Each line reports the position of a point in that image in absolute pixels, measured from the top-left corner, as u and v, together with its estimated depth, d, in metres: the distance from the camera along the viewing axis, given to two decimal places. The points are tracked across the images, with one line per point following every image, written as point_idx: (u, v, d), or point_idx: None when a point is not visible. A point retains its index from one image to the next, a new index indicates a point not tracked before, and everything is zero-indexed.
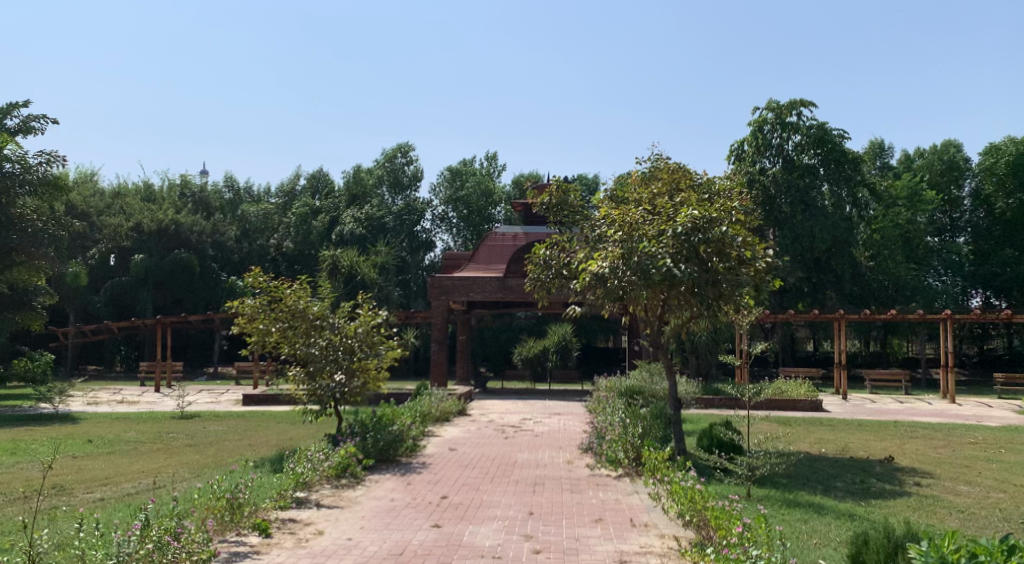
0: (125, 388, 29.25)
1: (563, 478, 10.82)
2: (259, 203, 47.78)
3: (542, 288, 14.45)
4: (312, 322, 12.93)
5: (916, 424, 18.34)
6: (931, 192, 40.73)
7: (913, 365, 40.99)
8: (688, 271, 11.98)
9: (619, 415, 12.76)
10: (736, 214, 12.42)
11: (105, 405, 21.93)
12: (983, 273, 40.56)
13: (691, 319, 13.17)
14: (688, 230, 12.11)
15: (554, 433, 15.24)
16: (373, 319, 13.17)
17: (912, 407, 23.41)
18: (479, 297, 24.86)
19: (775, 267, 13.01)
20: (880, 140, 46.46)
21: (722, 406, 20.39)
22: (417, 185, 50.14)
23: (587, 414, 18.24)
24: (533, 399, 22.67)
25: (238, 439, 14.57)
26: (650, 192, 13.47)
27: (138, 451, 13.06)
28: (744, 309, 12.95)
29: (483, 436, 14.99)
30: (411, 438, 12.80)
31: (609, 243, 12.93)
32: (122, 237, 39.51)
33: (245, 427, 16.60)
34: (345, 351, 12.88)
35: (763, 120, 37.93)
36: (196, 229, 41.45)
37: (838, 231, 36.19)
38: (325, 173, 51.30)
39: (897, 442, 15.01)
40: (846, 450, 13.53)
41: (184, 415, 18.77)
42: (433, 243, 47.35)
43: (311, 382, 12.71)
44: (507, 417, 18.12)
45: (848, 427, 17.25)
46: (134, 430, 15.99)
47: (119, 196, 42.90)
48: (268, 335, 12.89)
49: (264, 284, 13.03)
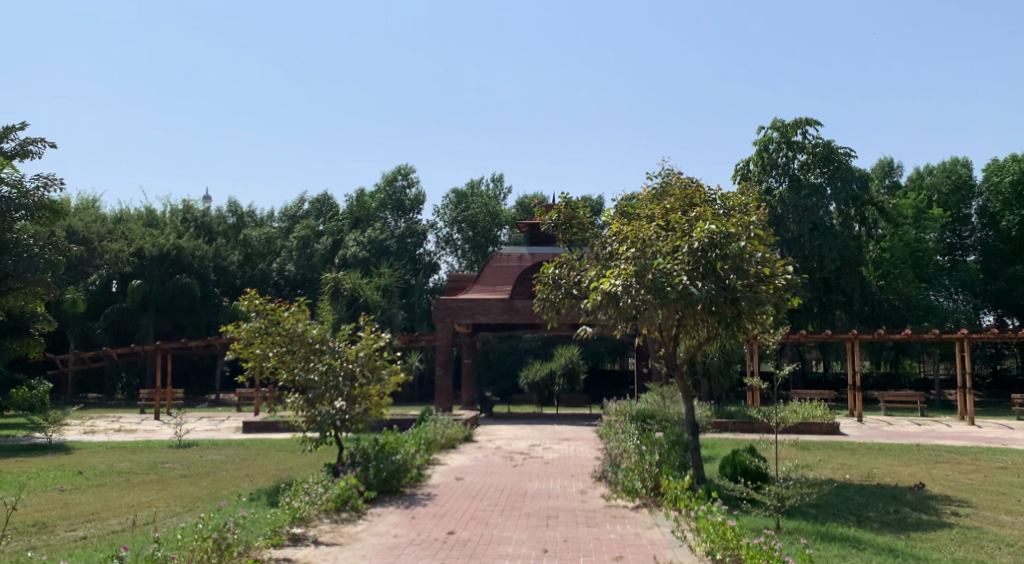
0: (124, 416, 28.63)
1: (578, 510, 10.21)
2: (262, 228, 47.38)
3: (550, 309, 13.85)
4: (311, 346, 12.38)
5: (939, 447, 17.68)
6: (939, 210, 40.24)
7: (926, 386, 40.21)
8: (705, 288, 11.40)
9: (633, 442, 12.14)
10: (755, 229, 11.89)
11: (102, 434, 21.34)
12: (995, 291, 39.87)
13: (709, 340, 12.57)
14: (705, 246, 11.62)
15: (565, 461, 14.62)
16: (375, 342, 12.54)
17: (932, 430, 22.71)
18: (485, 319, 24.33)
19: (796, 284, 12.46)
20: (889, 158, 46.12)
21: (737, 429, 19.84)
22: (420, 208, 49.76)
23: (598, 440, 17.62)
24: (540, 424, 22.08)
25: (236, 470, 13.95)
26: (663, 207, 12.96)
27: (131, 484, 12.44)
28: (765, 328, 12.35)
29: (492, 464, 14.37)
30: (416, 467, 12.20)
31: (620, 261, 12.37)
32: (122, 262, 39.22)
33: (244, 456, 15.98)
34: (345, 377, 12.26)
35: (769, 139, 37.57)
36: (197, 254, 41.06)
37: (848, 250, 35.59)
38: (329, 197, 51.06)
39: (925, 467, 14.34)
40: (872, 476, 12.87)
41: (182, 444, 18.16)
42: (437, 266, 46.85)
43: (310, 410, 12.11)
44: (515, 443, 17.51)
45: (870, 452, 16.59)
46: (129, 460, 15.40)
47: (121, 221, 42.57)
48: (266, 360, 12.38)
49: (262, 307, 12.53)
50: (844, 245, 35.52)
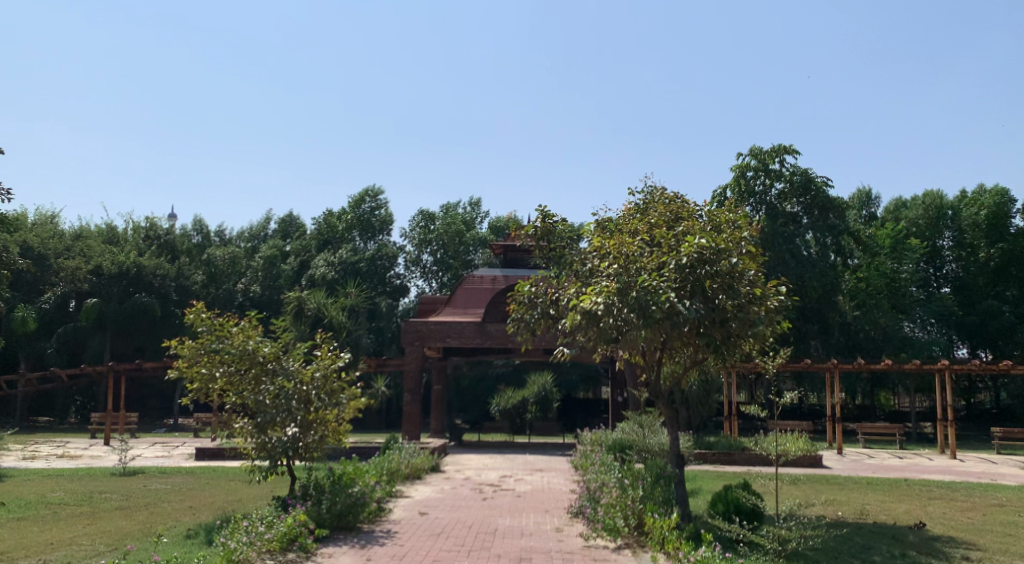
0: (72, 441, 27.12)
1: (553, 551, 9.24)
2: (227, 248, 46.07)
3: (525, 330, 12.94)
4: (262, 365, 11.30)
5: (929, 482, 16.86)
6: (916, 240, 40.06)
7: (901, 418, 39.67)
8: (693, 308, 10.54)
9: (613, 475, 11.21)
10: (747, 245, 11.08)
11: (43, 461, 19.98)
12: (970, 324, 39.71)
13: (696, 364, 11.70)
14: (694, 262, 10.78)
15: (538, 494, 13.61)
16: (334, 362, 11.51)
17: (916, 464, 21.94)
18: (456, 343, 23.24)
19: (789, 305, 11.61)
20: (867, 189, 46.15)
21: (716, 460, 18.97)
22: (388, 229, 48.76)
23: (571, 471, 16.64)
24: (511, 453, 21.04)
25: (180, 501, 12.81)
26: (647, 222, 12.10)
27: (58, 517, 11.28)
28: (757, 353, 11.53)
29: (459, 496, 13.32)
30: (376, 501, 11.15)
31: (602, 277, 11.49)
32: (79, 280, 37.87)
33: (191, 486, 14.78)
34: (300, 401, 11.19)
35: (746, 166, 37.08)
36: (159, 272, 39.68)
37: (826, 279, 34.87)
38: (296, 218, 49.90)
39: (919, 504, 13.47)
40: (867, 514, 11.96)
41: (126, 471, 16.91)
42: (406, 289, 45.67)
43: (259, 436, 11.07)
44: (485, 474, 16.47)
45: (858, 486, 15.72)
46: (63, 489, 14.14)
47: (81, 237, 41.01)
48: (212, 382, 11.24)
49: (209, 322, 11.38)
50: (822, 274, 34.95)
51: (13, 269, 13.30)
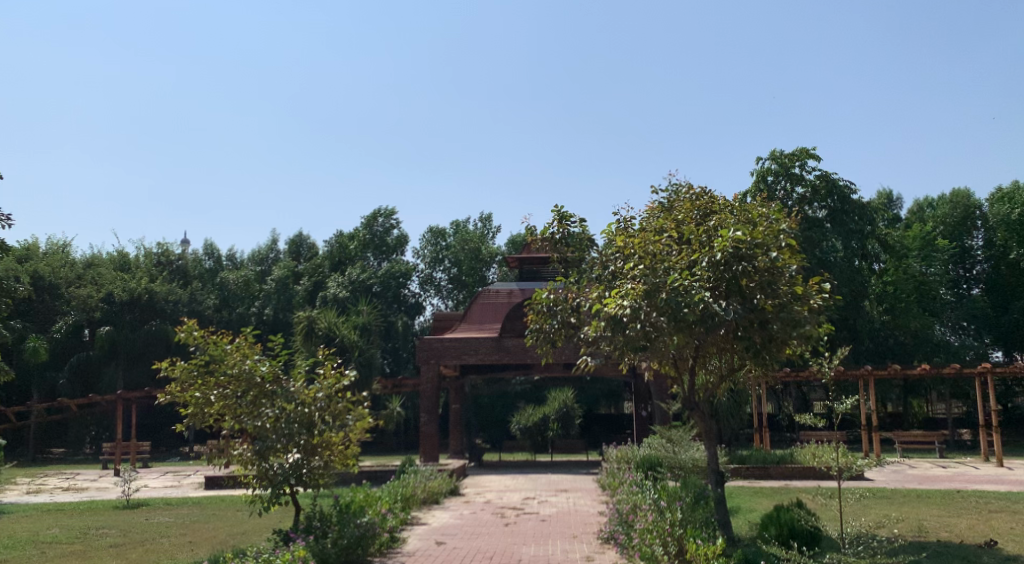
0: (81, 473, 26.36)
1: None
2: (240, 271, 45.39)
3: (544, 341, 12.01)
4: (262, 387, 10.41)
5: (984, 493, 15.70)
6: (945, 242, 38.62)
7: (936, 425, 38.21)
8: (731, 308, 9.61)
9: (647, 495, 10.27)
10: (787, 239, 10.08)
11: (46, 495, 19.17)
12: (1004, 325, 38.19)
13: (732, 372, 10.73)
14: (729, 258, 9.80)
15: (564, 517, 12.64)
16: (338, 382, 10.62)
17: (962, 473, 20.72)
18: (473, 359, 22.27)
19: (832, 304, 10.60)
20: (889, 190, 45.01)
21: (750, 475, 17.91)
22: (402, 248, 48.16)
23: (597, 492, 15.66)
24: (534, 473, 20.06)
25: (180, 536, 11.92)
26: (674, 219, 11.10)
27: (45, 557, 10.42)
28: (801, 357, 10.58)
29: (480, 522, 12.37)
30: (387, 531, 10.25)
31: (627, 280, 10.55)
32: (92, 307, 37.37)
33: (195, 518, 13.90)
34: (301, 424, 10.31)
35: (767, 170, 36.04)
36: (171, 298, 39.20)
37: (853, 284, 33.76)
38: (306, 238, 49.28)
39: (981, 518, 12.36)
40: (927, 532, 10.89)
41: (129, 503, 16.07)
42: (421, 308, 45.00)
43: (260, 463, 10.19)
44: (507, 496, 15.47)
45: (909, 500, 14.60)
46: (59, 525, 13.31)
47: (92, 265, 40.49)
48: (208, 407, 10.35)
49: (200, 340, 10.45)
50: (851, 279, 33.85)
51: (11, 295, 12.45)
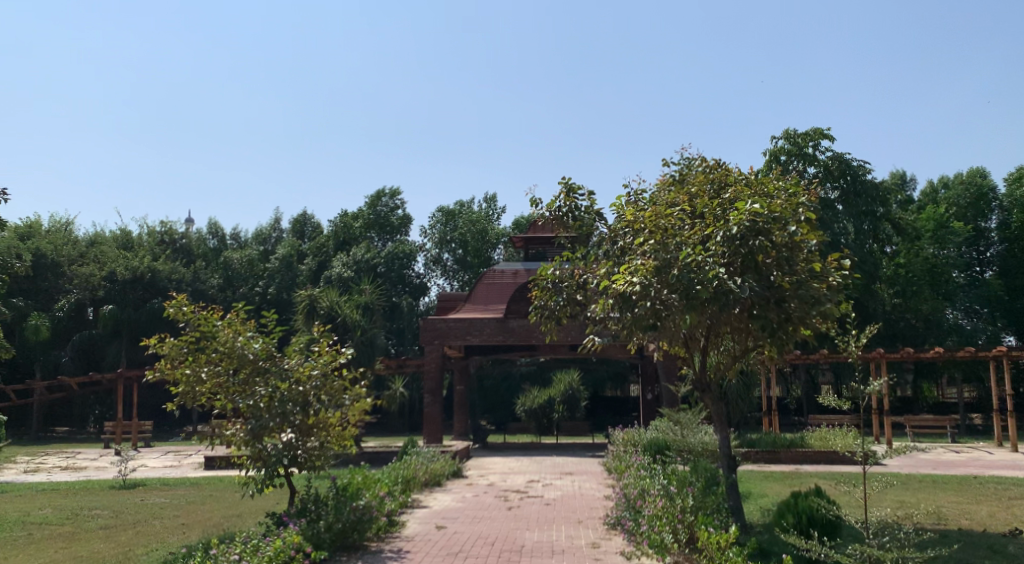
0: (82, 451, 26.09)
1: None
2: (244, 250, 45.00)
3: (549, 319, 11.60)
4: (255, 365, 10.00)
5: (1000, 480, 15.27)
6: (959, 224, 37.97)
7: (947, 409, 37.75)
8: (746, 286, 9.15)
9: (656, 479, 9.85)
10: (806, 213, 9.57)
11: (43, 474, 18.84)
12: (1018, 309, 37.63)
13: (745, 352, 10.30)
14: (746, 233, 9.30)
15: (570, 502, 12.25)
16: (334, 359, 10.22)
17: (975, 459, 20.27)
18: (477, 340, 21.83)
19: (851, 281, 10.12)
20: (902, 170, 44.37)
21: (759, 459, 17.50)
22: (406, 228, 47.81)
23: (603, 475, 15.26)
24: (539, 455, 19.68)
25: (174, 517, 11.57)
26: (686, 192, 10.61)
27: (31, 540, 10.04)
28: (819, 338, 10.11)
29: (482, 506, 11.98)
30: (386, 516, 9.86)
31: (637, 255, 10.11)
32: (95, 286, 37.19)
33: (190, 499, 13.52)
34: (296, 403, 9.90)
35: (780, 149, 35.42)
36: (174, 276, 38.86)
37: (866, 265, 33.31)
38: (310, 217, 48.88)
39: (1001, 506, 11.93)
40: (946, 520, 10.46)
41: (126, 483, 15.73)
42: (426, 288, 44.68)
43: (254, 444, 9.75)
44: (511, 479, 15.07)
45: (925, 486, 14.16)
46: (52, 506, 12.96)
47: (95, 244, 40.20)
48: (200, 385, 9.96)
49: (190, 316, 10.04)
50: (863, 260, 33.36)
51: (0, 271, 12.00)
